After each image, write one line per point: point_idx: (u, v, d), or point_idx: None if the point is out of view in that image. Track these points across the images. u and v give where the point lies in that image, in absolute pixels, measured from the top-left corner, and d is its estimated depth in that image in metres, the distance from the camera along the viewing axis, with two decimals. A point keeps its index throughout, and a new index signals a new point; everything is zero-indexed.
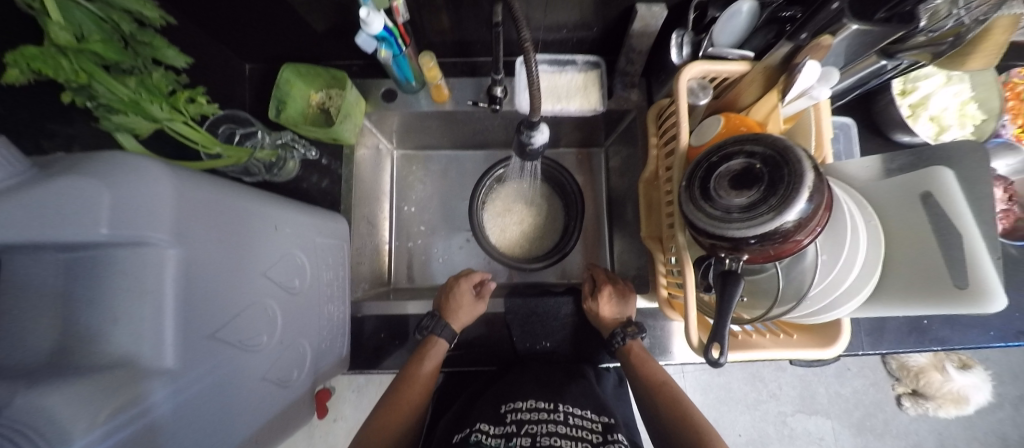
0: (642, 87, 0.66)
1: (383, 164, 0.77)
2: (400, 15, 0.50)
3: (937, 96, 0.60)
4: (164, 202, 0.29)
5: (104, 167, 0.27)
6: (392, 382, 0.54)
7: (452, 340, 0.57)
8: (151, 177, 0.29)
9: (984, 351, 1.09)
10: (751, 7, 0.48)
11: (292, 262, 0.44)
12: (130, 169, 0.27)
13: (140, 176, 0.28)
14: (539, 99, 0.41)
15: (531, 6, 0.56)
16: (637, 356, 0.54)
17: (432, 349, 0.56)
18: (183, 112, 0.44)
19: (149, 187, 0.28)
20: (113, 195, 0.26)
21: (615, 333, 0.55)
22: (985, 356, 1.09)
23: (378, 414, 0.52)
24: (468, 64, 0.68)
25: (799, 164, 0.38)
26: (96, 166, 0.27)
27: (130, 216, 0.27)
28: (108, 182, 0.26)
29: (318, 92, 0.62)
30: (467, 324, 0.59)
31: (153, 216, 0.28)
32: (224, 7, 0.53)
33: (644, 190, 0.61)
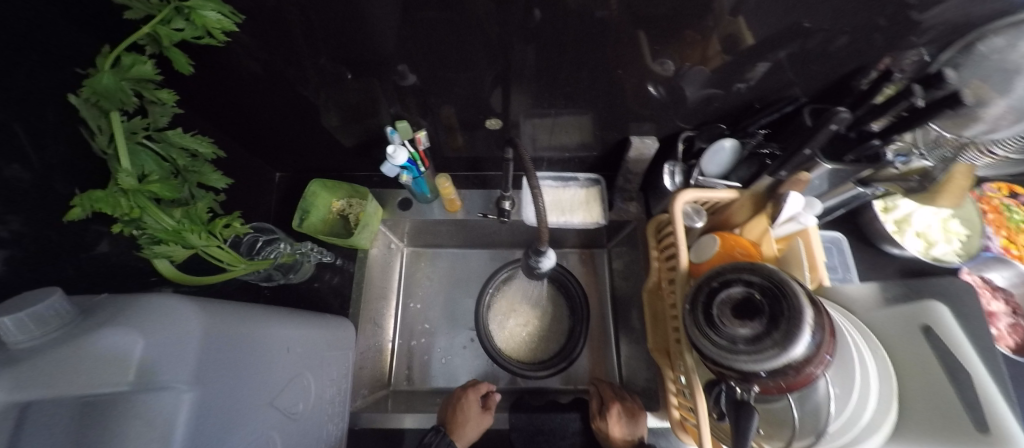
0: (641, 200, 0.71)
1: (393, 262, 0.79)
2: (422, 143, 0.57)
3: (918, 214, 0.65)
4: (190, 342, 0.30)
5: (142, 313, 0.29)
6: None
7: None
8: (182, 317, 0.31)
9: None
10: (732, 145, 0.56)
11: (299, 384, 0.43)
12: (164, 313, 0.30)
13: (171, 318, 0.30)
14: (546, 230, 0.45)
15: (537, 132, 0.65)
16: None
17: None
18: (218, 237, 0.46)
19: (180, 328, 0.30)
20: (146, 343, 0.28)
21: None
22: None
23: None
24: (479, 177, 0.75)
25: (796, 300, 0.40)
26: (135, 314, 0.29)
27: (157, 362, 0.28)
28: (145, 328, 0.28)
29: (340, 199, 0.67)
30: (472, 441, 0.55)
31: (177, 359, 0.29)
32: (272, 130, 0.62)
33: (648, 298, 0.62)
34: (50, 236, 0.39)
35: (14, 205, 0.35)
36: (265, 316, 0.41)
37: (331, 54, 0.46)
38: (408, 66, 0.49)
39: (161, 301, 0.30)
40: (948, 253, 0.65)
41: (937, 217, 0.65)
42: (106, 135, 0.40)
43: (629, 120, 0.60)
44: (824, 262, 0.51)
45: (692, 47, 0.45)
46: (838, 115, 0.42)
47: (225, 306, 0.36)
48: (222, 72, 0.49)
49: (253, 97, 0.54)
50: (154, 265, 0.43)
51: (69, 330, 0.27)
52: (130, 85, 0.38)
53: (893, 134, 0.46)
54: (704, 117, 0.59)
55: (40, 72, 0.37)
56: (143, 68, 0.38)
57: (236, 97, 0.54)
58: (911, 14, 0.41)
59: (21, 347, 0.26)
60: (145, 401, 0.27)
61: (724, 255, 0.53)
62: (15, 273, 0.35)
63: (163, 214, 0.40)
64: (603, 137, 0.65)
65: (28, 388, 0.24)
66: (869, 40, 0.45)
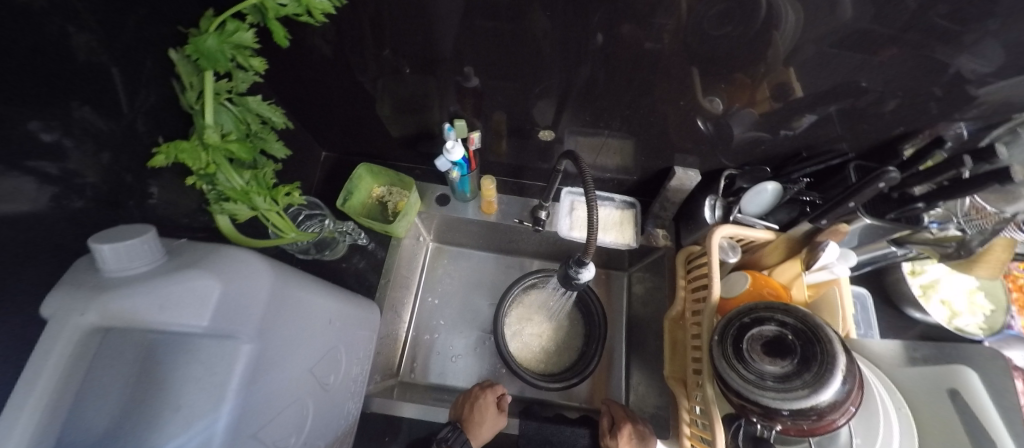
0: (672, 229, 0.72)
1: (418, 255, 0.81)
2: (474, 142, 0.60)
3: (947, 282, 0.66)
4: (257, 297, 0.32)
5: (221, 263, 0.30)
6: None
7: None
8: (254, 273, 0.32)
9: None
10: (774, 188, 0.57)
11: (334, 357, 0.44)
12: (238, 264, 0.31)
13: (243, 271, 0.31)
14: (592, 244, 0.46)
15: (582, 150, 0.67)
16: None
17: None
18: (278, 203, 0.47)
19: (249, 281, 0.31)
20: (223, 291, 0.29)
21: None
22: None
23: None
24: (517, 184, 0.77)
25: (831, 344, 0.41)
26: (214, 262, 0.30)
27: (228, 311, 0.29)
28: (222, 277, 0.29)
29: (381, 186, 0.70)
30: (485, 441, 0.55)
31: (245, 312, 0.30)
32: (329, 111, 0.65)
33: (669, 326, 0.63)
34: (124, 180, 0.40)
35: (100, 145, 0.37)
36: (315, 285, 0.42)
37: (406, 48, 0.48)
38: (473, 69, 0.51)
39: (239, 254, 0.32)
40: (971, 325, 0.65)
41: (965, 287, 0.66)
42: (195, 91, 0.43)
43: (674, 151, 0.63)
44: (853, 317, 0.52)
45: (750, 91, 0.47)
46: (887, 175, 0.43)
47: (285, 268, 0.38)
48: (302, 52, 0.52)
49: (327, 77, 0.57)
50: (217, 222, 0.45)
51: (156, 267, 0.29)
52: (229, 49, 0.41)
53: (936, 201, 0.47)
54: (747, 158, 0.61)
55: (144, 26, 0.40)
56: (245, 34, 0.40)
57: (308, 75, 0.56)
58: (967, 87, 0.43)
59: (110, 277, 0.27)
60: (212, 347, 0.28)
61: (752, 292, 0.54)
62: (87, 210, 0.37)
63: (235, 174, 0.42)
64: (643, 164, 0.68)
65: (117, 318, 0.26)
66: (922, 108, 0.47)
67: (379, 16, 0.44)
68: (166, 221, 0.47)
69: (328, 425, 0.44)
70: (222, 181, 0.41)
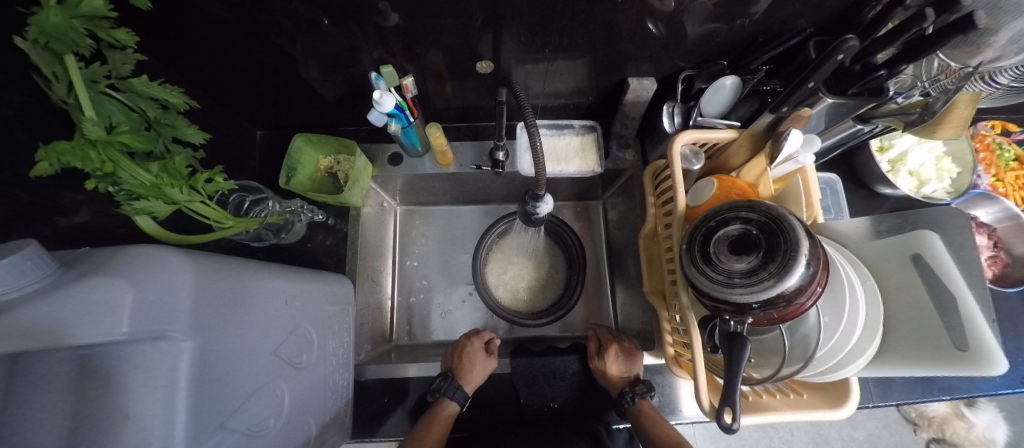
0: (637, 147, 0.70)
1: (386, 222, 0.78)
2: (410, 90, 0.55)
3: (913, 152, 0.65)
4: (184, 294, 0.29)
5: (128, 263, 0.27)
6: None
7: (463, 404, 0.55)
8: (174, 266, 0.29)
9: (1005, 398, 0.95)
10: (733, 81, 0.54)
11: (301, 334, 0.44)
12: (151, 263, 0.28)
13: (160, 269, 0.28)
14: (542, 173, 0.44)
15: (530, 78, 0.61)
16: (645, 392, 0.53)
17: (443, 413, 0.53)
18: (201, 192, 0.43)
19: (172, 278, 0.28)
20: (137, 292, 0.26)
21: (624, 392, 0.55)
22: (1004, 403, 0.94)
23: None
24: (471, 128, 0.72)
25: (795, 232, 0.40)
26: (120, 264, 0.27)
27: (151, 312, 0.26)
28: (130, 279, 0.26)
29: (326, 156, 0.65)
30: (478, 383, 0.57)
31: (171, 309, 0.28)
32: (244, 84, 0.58)
33: (644, 244, 0.63)
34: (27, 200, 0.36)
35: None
36: (259, 270, 0.41)
37: None
38: (389, 4, 0.43)
39: (150, 250, 0.28)
40: (938, 191, 0.66)
41: (933, 154, 0.65)
42: (63, 82, 0.35)
43: (628, 61, 0.57)
44: (819, 200, 0.51)
45: None
46: (846, 44, 0.41)
47: (215, 258, 0.35)
48: (181, 19, 0.44)
49: (221, 43, 0.49)
50: (137, 222, 0.41)
51: (55, 280, 0.26)
52: (82, 24, 0.34)
53: (899, 66, 0.44)
54: (704, 55, 0.56)
55: None
56: (94, 1, 0.33)
57: (202, 47, 0.49)
58: None
59: (3, 299, 0.24)
60: (145, 349, 0.26)
61: (720, 196, 0.53)
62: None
63: (139, 168, 0.36)
64: (598, 80, 0.62)
65: (24, 338, 0.23)
66: None
67: None
68: (91, 235, 0.44)
69: (312, 400, 0.46)
70: (127, 178, 0.35)
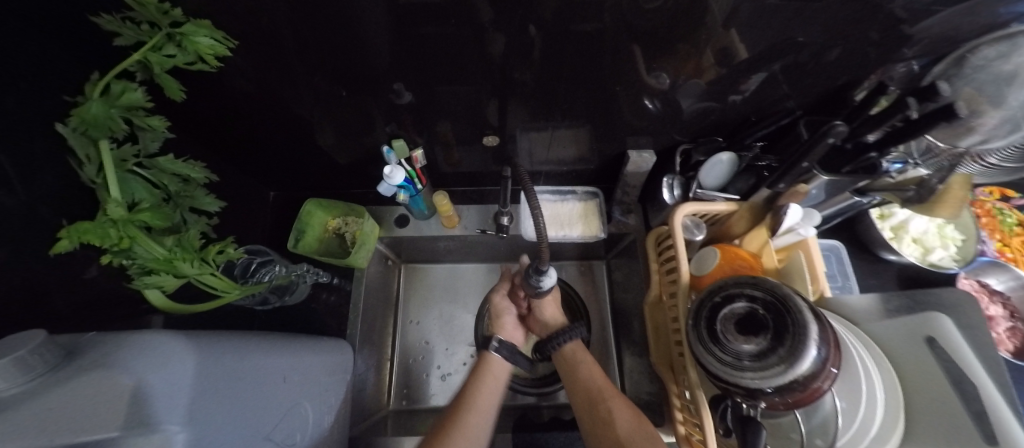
0: (639, 212, 0.71)
1: (389, 280, 0.78)
2: (418, 161, 0.59)
3: (914, 221, 0.66)
4: (183, 382, 0.29)
5: (127, 353, 0.27)
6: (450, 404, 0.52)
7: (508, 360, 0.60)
8: (175, 354, 0.29)
9: None
10: (729, 157, 0.57)
11: (298, 412, 0.43)
12: (154, 352, 0.28)
13: (162, 359, 0.28)
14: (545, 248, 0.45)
15: (535, 147, 0.64)
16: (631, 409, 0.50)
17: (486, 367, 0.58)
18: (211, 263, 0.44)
19: (172, 367, 0.28)
20: (134, 385, 0.25)
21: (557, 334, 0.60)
22: None
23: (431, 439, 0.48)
24: (477, 191, 0.75)
25: (801, 314, 0.39)
26: (122, 355, 0.27)
27: (146, 404, 0.25)
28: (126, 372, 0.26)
29: (336, 218, 0.67)
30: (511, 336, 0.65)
31: (168, 399, 0.27)
32: (266, 153, 0.61)
33: (649, 311, 0.62)
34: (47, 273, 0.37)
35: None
36: (256, 347, 0.40)
37: (326, 73, 0.45)
38: (404, 84, 0.47)
39: (150, 337, 0.29)
40: (946, 258, 0.65)
41: (933, 222, 0.66)
42: (93, 164, 0.38)
43: (628, 133, 0.60)
44: (825, 274, 0.51)
45: (696, 60, 0.45)
46: (834, 129, 0.43)
47: (215, 339, 0.35)
48: (213, 95, 0.48)
49: (247, 117, 0.53)
50: (144, 295, 0.40)
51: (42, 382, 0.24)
52: (120, 113, 0.37)
53: (889, 147, 0.46)
54: (700, 130, 0.59)
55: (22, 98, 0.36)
56: (134, 95, 0.36)
57: (228, 120, 0.53)
58: (903, 28, 0.42)
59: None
60: (137, 443, 0.24)
61: (725, 266, 0.53)
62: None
63: (154, 243, 0.37)
64: (599, 150, 0.65)
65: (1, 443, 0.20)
66: (862, 54, 0.46)
67: (301, 40, 0.40)
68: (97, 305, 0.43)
69: None
70: (141, 253, 0.37)
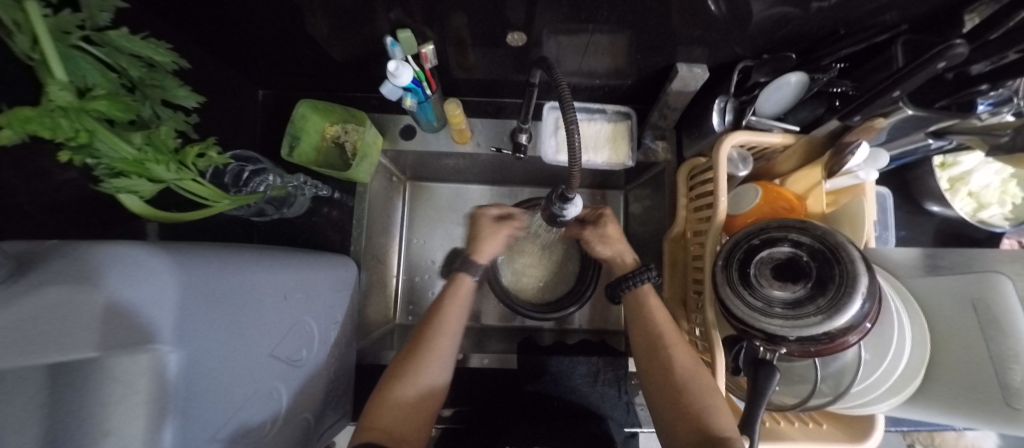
0: (673, 140, 0.64)
1: (394, 197, 0.73)
2: (428, 61, 0.49)
3: (980, 173, 0.58)
4: (165, 298, 0.26)
5: (83, 263, 0.22)
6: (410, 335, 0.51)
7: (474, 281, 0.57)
8: (151, 270, 0.25)
9: None
10: (798, 79, 0.46)
11: (300, 330, 0.42)
12: (127, 264, 0.24)
13: (138, 271, 0.24)
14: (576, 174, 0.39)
15: (564, 54, 0.54)
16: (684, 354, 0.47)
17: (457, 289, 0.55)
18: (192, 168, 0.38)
19: (151, 281, 0.25)
20: (103, 303, 0.22)
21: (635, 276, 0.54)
22: None
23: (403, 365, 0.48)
24: (493, 104, 0.66)
25: (853, 265, 0.36)
26: (85, 265, 0.22)
27: (117, 323, 0.23)
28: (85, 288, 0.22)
29: (334, 124, 0.60)
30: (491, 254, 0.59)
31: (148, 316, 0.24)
32: (238, 43, 0.51)
33: (669, 247, 0.59)
34: (50, 171, 0.33)
35: None
36: (259, 259, 0.37)
37: None
38: None
39: (113, 249, 0.24)
40: (996, 216, 0.60)
41: (1001, 176, 0.58)
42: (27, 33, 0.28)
43: (679, 44, 0.50)
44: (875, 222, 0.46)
45: None
46: (954, 50, 0.33)
47: (204, 251, 0.31)
48: None
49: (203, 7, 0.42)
50: (121, 201, 0.34)
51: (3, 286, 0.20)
52: None
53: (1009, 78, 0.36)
54: (770, 44, 0.48)
55: None
56: None
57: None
58: None
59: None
60: (124, 362, 0.23)
61: (764, 207, 0.48)
62: None
63: (119, 140, 0.32)
64: (642, 62, 0.54)
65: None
66: None
67: None
68: None
69: (310, 391, 0.44)
70: (106, 151, 0.31)
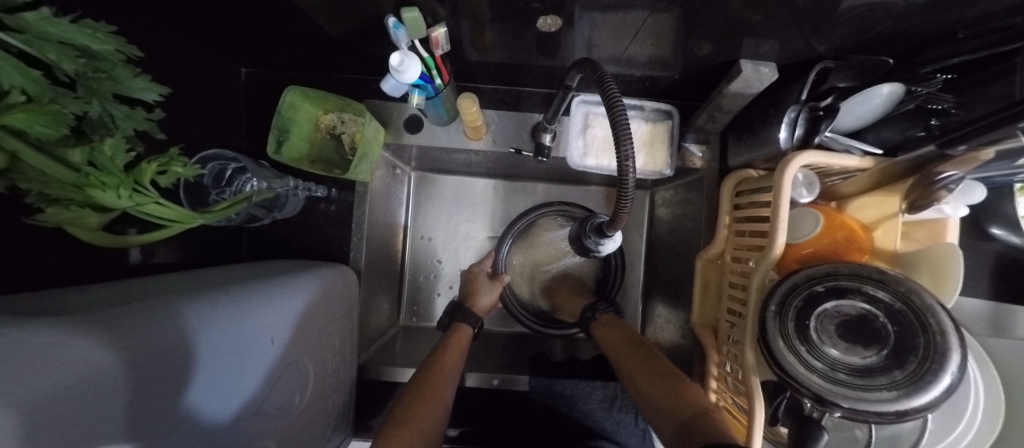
0: (716, 145, 0.56)
1: (399, 191, 0.67)
2: (439, 46, 0.42)
3: None
4: (102, 389, 0.21)
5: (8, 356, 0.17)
6: (417, 372, 0.51)
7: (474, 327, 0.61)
8: (80, 359, 0.20)
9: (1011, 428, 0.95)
10: (891, 92, 0.40)
11: (295, 372, 0.38)
12: (54, 359, 0.19)
13: (66, 364, 0.19)
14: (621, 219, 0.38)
15: (603, 45, 0.45)
16: (686, 398, 0.44)
17: (457, 336, 0.59)
18: (149, 190, 0.32)
19: (83, 372, 0.20)
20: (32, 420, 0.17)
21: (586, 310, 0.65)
22: None
23: (410, 397, 0.47)
24: (512, 93, 0.57)
25: (944, 336, 0.31)
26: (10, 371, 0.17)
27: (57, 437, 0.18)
28: (19, 377, 0.17)
29: (329, 113, 0.52)
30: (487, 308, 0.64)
31: (94, 409, 0.20)
32: (211, 16, 0.42)
33: (702, 268, 0.53)
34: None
35: None
36: (247, 303, 0.33)
37: None
38: None
39: (27, 332, 0.19)
40: None
41: None
42: None
43: (745, 40, 0.41)
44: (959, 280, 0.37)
45: None
46: None
47: (156, 310, 0.26)
48: None
49: None
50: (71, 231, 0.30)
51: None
52: None
53: None
54: (859, 44, 0.39)
55: None
56: None
57: None
58: None
59: None
60: None
61: (824, 238, 0.42)
62: None
63: (52, 163, 0.25)
64: (696, 54, 0.45)
65: None
66: None
67: None
68: None
69: (307, 429, 0.41)
70: (36, 176, 0.25)
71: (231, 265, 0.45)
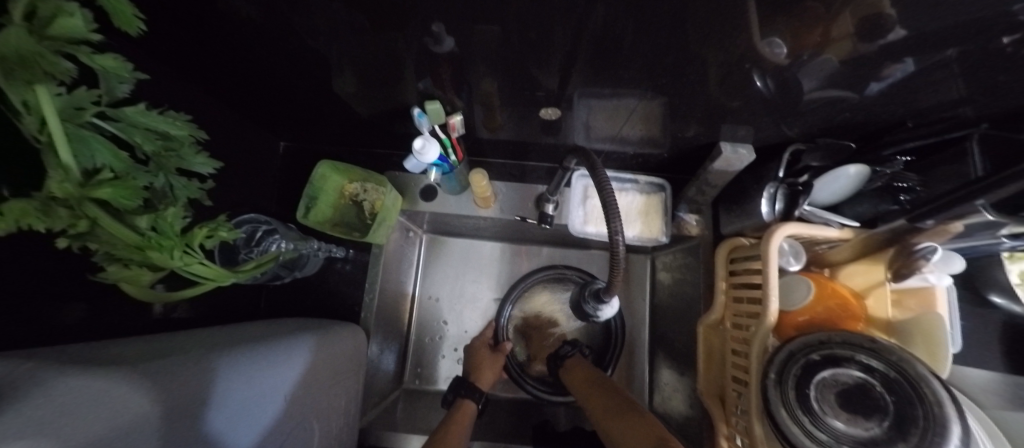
0: (708, 214, 0.60)
1: (410, 253, 0.71)
2: (456, 129, 0.49)
3: None
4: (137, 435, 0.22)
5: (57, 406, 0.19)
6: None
7: (479, 402, 0.60)
8: (119, 408, 0.22)
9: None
10: (857, 172, 0.45)
11: (300, 433, 0.38)
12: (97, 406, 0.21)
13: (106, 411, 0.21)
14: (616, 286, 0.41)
15: (599, 129, 0.51)
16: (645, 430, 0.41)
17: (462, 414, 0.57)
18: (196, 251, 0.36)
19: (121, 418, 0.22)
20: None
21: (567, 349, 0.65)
22: None
23: None
24: (519, 166, 0.64)
25: (941, 408, 0.30)
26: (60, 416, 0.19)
27: None
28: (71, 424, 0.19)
29: (354, 183, 0.58)
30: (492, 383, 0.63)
31: None
32: (267, 103, 0.50)
33: (704, 334, 0.54)
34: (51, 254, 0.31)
35: None
36: (265, 360, 0.35)
37: (332, 32, 0.32)
38: (445, 26, 0.30)
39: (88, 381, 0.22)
40: None
41: None
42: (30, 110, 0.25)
43: (722, 126, 0.47)
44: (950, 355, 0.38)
45: (925, 33, 0.27)
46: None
47: (189, 364, 0.28)
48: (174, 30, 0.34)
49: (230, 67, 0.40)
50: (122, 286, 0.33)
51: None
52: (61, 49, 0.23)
53: None
54: (822, 130, 0.45)
55: None
56: (75, 23, 0.22)
57: (216, 63, 0.39)
58: None
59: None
60: None
61: (817, 306, 0.43)
62: None
63: (122, 226, 0.29)
64: (681, 136, 0.51)
65: None
66: None
67: None
68: None
69: None
70: (105, 238, 0.29)
71: (248, 322, 0.47)
